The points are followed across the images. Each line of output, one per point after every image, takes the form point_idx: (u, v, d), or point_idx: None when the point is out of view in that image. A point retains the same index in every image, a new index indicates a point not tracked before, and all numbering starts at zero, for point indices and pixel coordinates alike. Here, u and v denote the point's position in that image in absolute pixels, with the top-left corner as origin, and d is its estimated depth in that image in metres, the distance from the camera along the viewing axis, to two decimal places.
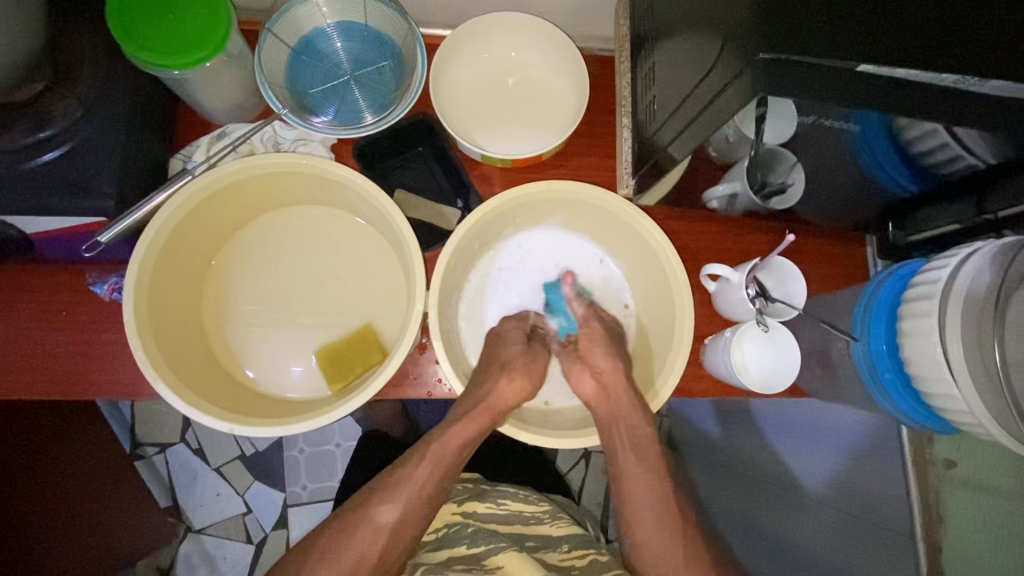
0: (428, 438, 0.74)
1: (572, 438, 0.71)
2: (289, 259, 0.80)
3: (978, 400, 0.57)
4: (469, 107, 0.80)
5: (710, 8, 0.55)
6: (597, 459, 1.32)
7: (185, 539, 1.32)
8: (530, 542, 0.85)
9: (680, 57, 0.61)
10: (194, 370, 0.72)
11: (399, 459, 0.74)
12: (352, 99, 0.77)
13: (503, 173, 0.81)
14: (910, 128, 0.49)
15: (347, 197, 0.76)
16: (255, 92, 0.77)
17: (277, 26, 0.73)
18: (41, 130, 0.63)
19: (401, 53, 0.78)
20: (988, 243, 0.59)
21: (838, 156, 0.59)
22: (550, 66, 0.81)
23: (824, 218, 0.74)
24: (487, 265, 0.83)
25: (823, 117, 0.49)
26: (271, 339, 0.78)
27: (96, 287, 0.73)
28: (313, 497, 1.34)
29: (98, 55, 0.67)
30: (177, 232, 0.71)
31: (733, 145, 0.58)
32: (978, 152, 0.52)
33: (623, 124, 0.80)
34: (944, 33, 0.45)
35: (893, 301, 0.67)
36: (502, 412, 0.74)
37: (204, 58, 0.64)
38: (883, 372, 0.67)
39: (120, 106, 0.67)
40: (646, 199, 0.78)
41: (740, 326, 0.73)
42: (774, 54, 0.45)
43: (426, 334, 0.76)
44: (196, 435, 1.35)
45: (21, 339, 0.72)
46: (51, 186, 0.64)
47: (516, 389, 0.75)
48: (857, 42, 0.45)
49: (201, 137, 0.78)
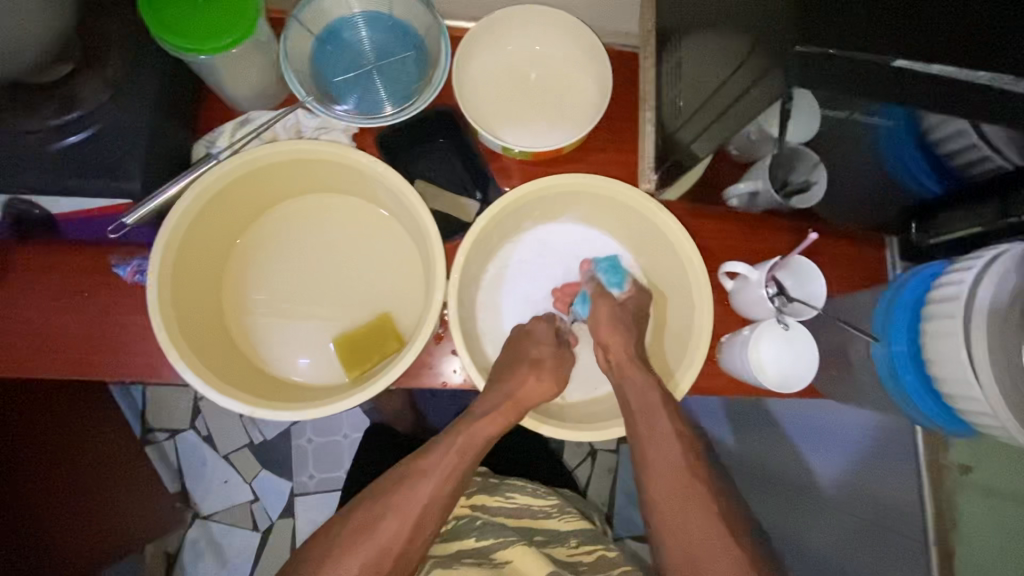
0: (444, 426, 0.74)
1: (585, 431, 0.71)
2: (307, 247, 0.80)
3: (1002, 403, 0.57)
4: (490, 99, 0.80)
5: (742, 1, 0.55)
6: (604, 457, 1.32)
7: (192, 524, 1.33)
8: (540, 537, 0.86)
9: (708, 52, 0.61)
10: (211, 352, 0.72)
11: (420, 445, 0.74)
12: (374, 88, 0.77)
13: (522, 166, 0.80)
14: (939, 127, 0.49)
15: (370, 187, 0.77)
16: (278, 79, 0.77)
17: (303, 14, 0.74)
18: (68, 113, 0.64)
19: (424, 43, 0.78)
20: (1014, 245, 0.59)
21: (863, 155, 0.59)
22: (573, 60, 0.81)
23: (846, 218, 0.74)
24: (505, 258, 0.83)
25: (855, 112, 0.49)
26: (286, 326, 0.78)
27: (119, 269, 0.74)
28: (320, 487, 1.35)
29: (127, 39, 0.68)
30: (202, 215, 0.71)
31: (756, 143, 0.58)
32: (1008, 154, 0.52)
33: (646, 119, 0.80)
34: (979, 30, 0.45)
35: (915, 303, 0.67)
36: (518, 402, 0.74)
37: (229, 44, 0.64)
38: (902, 373, 0.66)
39: (146, 90, 0.67)
40: (669, 193, 0.78)
41: (758, 325, 0.72)
42: (810, 47, 0.44)
43: (443, 325, 0.76)
44: (206, 422, 1.36)
45: (41, 319, 0.72)
46: (78, 168, 0.64)
47: (531, 379, 0.76)
48: (892, 38, 0.45)
49: (224, 123, 0.79)
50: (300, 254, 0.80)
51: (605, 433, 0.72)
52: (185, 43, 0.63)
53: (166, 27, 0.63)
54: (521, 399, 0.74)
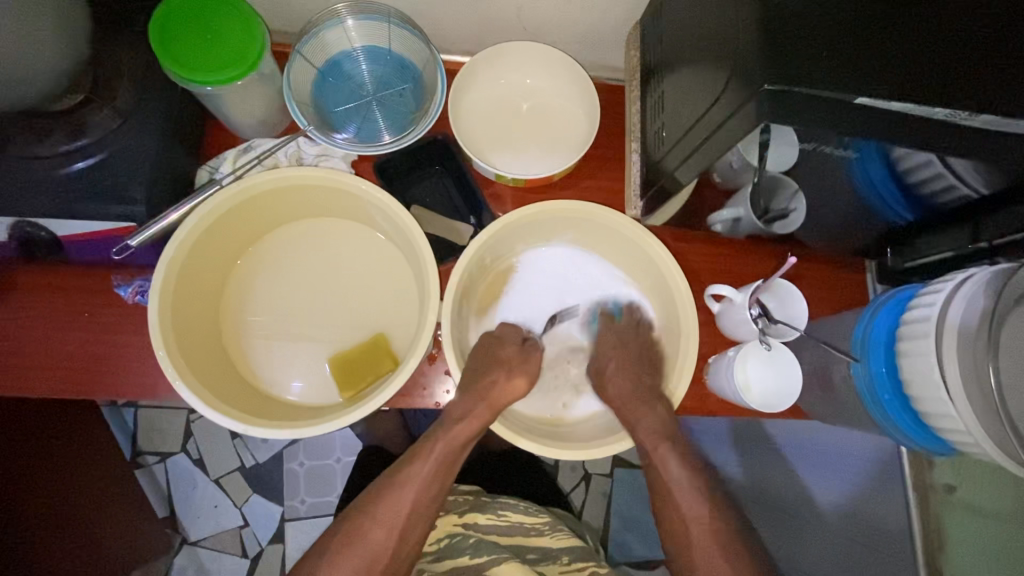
0: (429, 438, 0.75)
1: (553, 449, 0.72)
2: (304, 267, 0.82)
3: (974, 421, 0.59)
4: (484, 129, 0.84)
5: (717, 40, 0.59)
6: (598, 480, 1.33)
7: (180, 551, 1.31)
8: (531, 555, 0.86)
9: (689, 86, 0.65)
10: (210, 372, 0.73)
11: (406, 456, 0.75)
12: (373, 118, 0.81)
13: (515, 193, 0.84)
14: (904, 158, 0.52)
15: (367, 212, 0.79)
16: (281, 109, 0.81)
17: (306, 48, 0.78)
18: (77, 140, 0.67)
19: (422, 77, 0.82)
20: (981, 270, 0.62)
21: (837, 185, 0.62)
22: (562, 93, 0.85)
23: (825, 243, 0.77)
24: (496, 282, 0.85)
25: (824, 144, 0.52)
26: (283, 346, 0.80)
27: (121, 290, 0.75)
28: (311, 512, 1.34)
29: (137, 72, 0.71)
30: (204, 238, 0.74)
31: (736, 172, 0.62)
32: (971, 183, 0.55)
33: (632, 149, 0.83)
34: (937, 70, 0.48)
35: (891, 325, 0.69)
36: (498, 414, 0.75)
37: (237, 76, 0.68)
38: (881, 394, 0.68)
39: (154, 119, 0.71)
40: (655, 219, 0.81)
41: (743, 345, 0.75)
42: (777, 86, 0.48)
43: (436, 345, 0.78)
44: (197, 445, 1.35)
45: (40, 339, 0.74)
46: (85, 192, 0.67)
47: (515, 391, 0.77)
48: (854, 78, 0.48)
49: (227, 150, 0.81)
50: (298, 277, 0.82)
51: (565, 450, 0.72)
52: (175, 69, 0.66)
53: (165, 49, 0.66)
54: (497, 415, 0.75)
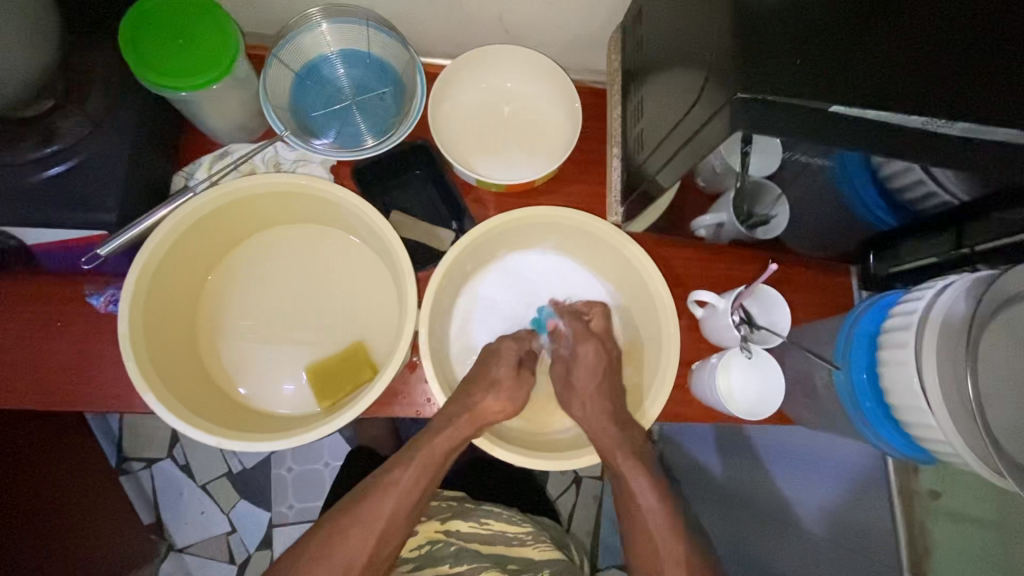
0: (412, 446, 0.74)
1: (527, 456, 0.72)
2: (281, 275, 0.81)
3: (953, 429, 0.59)
4: (466, 134, 0.83)
5: (695, 45, 0.58)
6: (588, 485, 1.32)
7: (166, 557, 1.30)
8: (513, 565, 0.84)
9: (667, 91, 0.64)
10: (184, 383, 0.72)
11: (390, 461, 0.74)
12: (352, 123, 0.80)
13: (497, 198, 0.83)
14: (882, 165, 0.52)
15: (344, 218, 0.78)
16: (258, 113, 0.80)
17: (282, 52, 0.77)
18: (48, 146, 0.66)
19: (401, 80, 0.81)
20: (962, 277, 0.62)
21: (816, 191, 0.61)
22: (544, 96, 0.84)
23: (808, 248, 0.76)
24: (478, 288, 0.84)
25: (800, 152, 0.51)
26: (260, 355, 0.79)
27: (93, 300, 0.74)
28: (298, 517, 1.32)
29: (109, 76, 0.70)
30: (176, 247, 0.72)
31: (719, 176, 0.61)
32: (951, 190, 0.54)
33: (614, 153, 0.82)
34: (913, 78, 0.48)
35: (873, 332, 0.69)
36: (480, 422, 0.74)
37: (210, 80, 0.67)
38: (863, 402, 0.68)
39: (127, 125, 0.69)
40: (637, 225, 0.80)
41: (726, 351, 0.74)
42: (750, 94, 0.48)
43: (416, 353, 0.77)
44: (183, 450, 1.34)
45: (12, 349, 0.72)
46: (56, 200, 0.65)
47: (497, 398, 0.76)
48: (829, 86, 0.48)
49: (204, 156, 0.81)
50: (277, 284, 0.81)
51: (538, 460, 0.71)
52: (146, 74, 0.65)
53: (135, 54, 0.65)
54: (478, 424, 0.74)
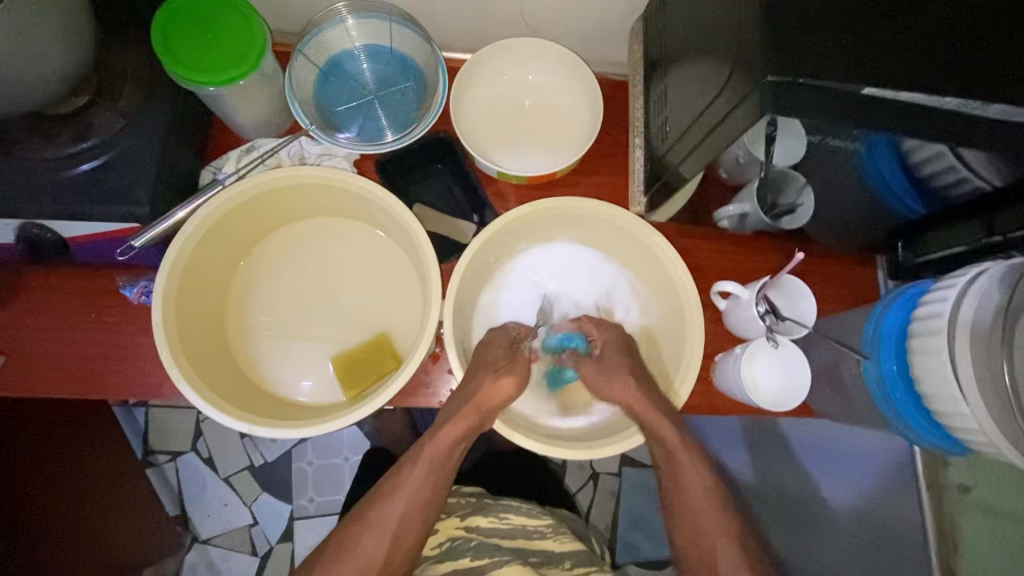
0: (420, 441, 0.74)
1: (551, 446, 0.71)
2: (307, 266, 0.82)
3: (988, 419, 0.58)
4: (486, 127, 0.83)
5: (721, 32, 0.58)
6: (605, 480, 1.32)
7: (192, 548, 1.33)
8: (534, 558, 0.84)
9: (692, 79, 0.64)
10: (214, 371, 0.74)
11: (398, 463, 0.74)
12: (375, 117, 0.81)
13: (518, 189, 0.83)
14: (917, 150, 0.51)
15: (369, 210, 0.79)
16: (283, 109, 0.81)
17: (307, 47, 0.78)
18: (82, 141, 0.67)
19: (423, 74, 0.82)
20: (994, 264, 0.60)
21: (846, 178, 0.60)
22: (565, 88, 0.85)
23: (834, 239, 0.76)
24: (499, 279, 0.85)
25: (831, 136, 0.51)
26: (287, 348, 0.80)
27: (127, 291, 0.76)
28: (319, 510, 1.34)
29: (141, 73, 0.71)
30: (207, 237, 0.74)
31: (743, 167, 0.61)
32: (985, 175, 0.53)
33: (635, 144, 0.82)
34: (946, 59, 0.47)
35: (903, 321, 0.68)
36: (493, 409, 0.74)
37: (238, 76, 0.68)
38: (893, 392, 0.67)
39: (158, 120, 0.71)
40: (659, 216, 0.80)
41: (751, 342, 0.73)
42: (782, 76, 0.47)
43: (439, 344, 0.78)
44: (207, 444, 1.36)
45: (49, 340, 0.75)
46: (92, 194, 0.67)
47: (510, 389, 0.76)
48: (861, 68, 0.47)
49: (230, 150, 0.82)
50: (303, 275, 0.82)
51: (571, 449, 0.71)
52: (179, 71, 0.66)
53: (166, 50, 0.66)
54: (489, 411, 0.73)
